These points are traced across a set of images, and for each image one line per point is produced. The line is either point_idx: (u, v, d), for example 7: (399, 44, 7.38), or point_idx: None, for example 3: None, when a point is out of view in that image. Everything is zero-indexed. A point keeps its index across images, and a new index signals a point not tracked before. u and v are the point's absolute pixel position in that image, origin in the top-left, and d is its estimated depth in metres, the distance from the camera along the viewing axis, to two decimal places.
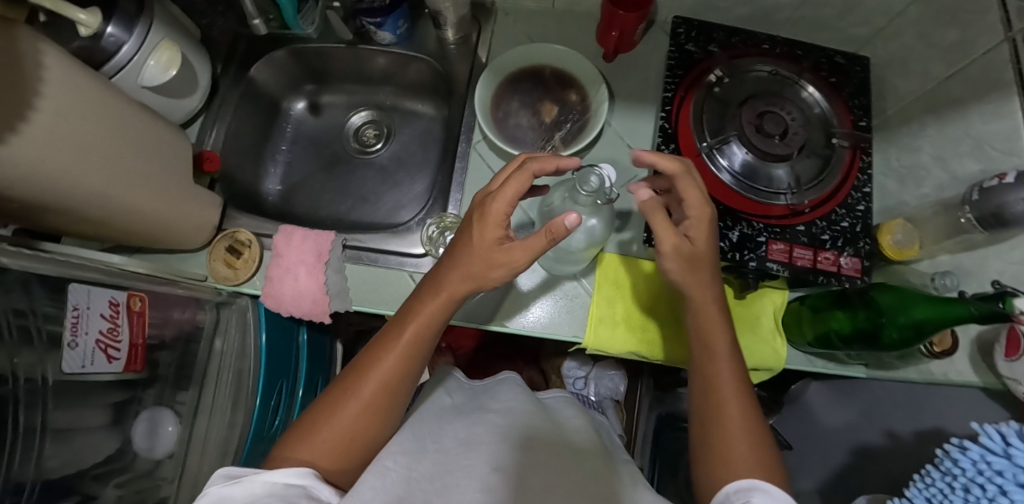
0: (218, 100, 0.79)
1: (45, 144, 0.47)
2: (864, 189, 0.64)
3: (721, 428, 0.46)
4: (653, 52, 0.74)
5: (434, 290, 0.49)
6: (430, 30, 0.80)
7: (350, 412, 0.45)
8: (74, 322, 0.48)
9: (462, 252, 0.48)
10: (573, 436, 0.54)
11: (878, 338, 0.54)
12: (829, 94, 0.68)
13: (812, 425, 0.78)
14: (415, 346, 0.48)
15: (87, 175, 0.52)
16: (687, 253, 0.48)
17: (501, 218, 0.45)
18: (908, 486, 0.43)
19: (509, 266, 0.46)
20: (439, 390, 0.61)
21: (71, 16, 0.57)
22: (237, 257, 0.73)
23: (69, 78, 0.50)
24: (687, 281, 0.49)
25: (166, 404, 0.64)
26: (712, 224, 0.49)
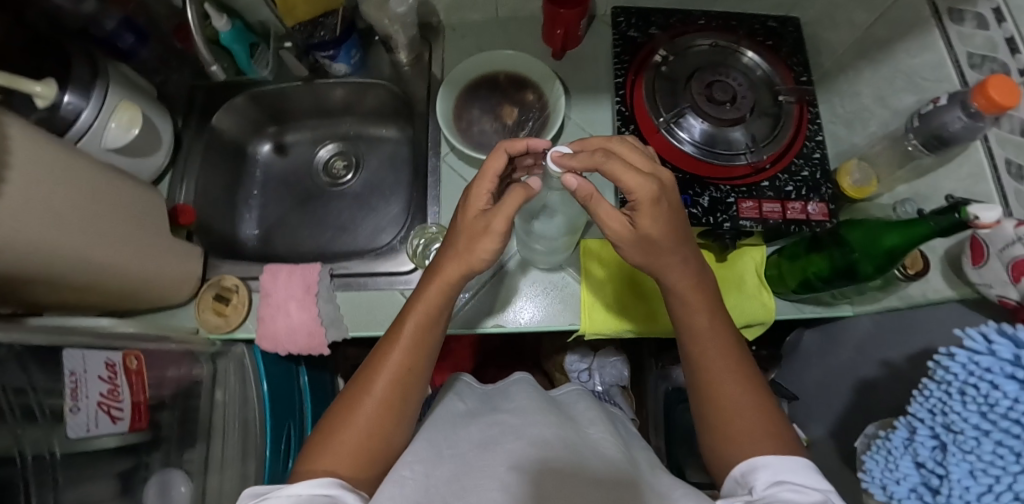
0: (184, 154, 0.79)
1: (19, 216, 0.47)
2: (817, 138, 0.68)
3: (720, 415, 0.47)
4: (598, 45, 0.78)
5: (431, 277, 0.49)
6: (382, 55, 0.82)
7: (367, 407, 0.46)
8: (73, 387, 0.48)
9: (453, 238, 0.49)
10: (587, 427, 0.54)
11: (855, 273, 0.57)
12: (770, 56, 0.72)
13: (813, 373, 0.80)
14: (419, 335, 0.48)
15: (65, 240, 0.53)
16: (638, 242, 0.46)
17: (482, 201, 0.47)
18: (910, 403, 0.44)
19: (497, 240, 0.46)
20: (450, 395, 0.60)
21: (27, 89, 0.59)
22: (226, 304, 0.72)
23: (35, 148, 0.50)
24: (653, 264, 0.48)
25: (175, 464, 0.62)
26: (660, 205, 0.44)
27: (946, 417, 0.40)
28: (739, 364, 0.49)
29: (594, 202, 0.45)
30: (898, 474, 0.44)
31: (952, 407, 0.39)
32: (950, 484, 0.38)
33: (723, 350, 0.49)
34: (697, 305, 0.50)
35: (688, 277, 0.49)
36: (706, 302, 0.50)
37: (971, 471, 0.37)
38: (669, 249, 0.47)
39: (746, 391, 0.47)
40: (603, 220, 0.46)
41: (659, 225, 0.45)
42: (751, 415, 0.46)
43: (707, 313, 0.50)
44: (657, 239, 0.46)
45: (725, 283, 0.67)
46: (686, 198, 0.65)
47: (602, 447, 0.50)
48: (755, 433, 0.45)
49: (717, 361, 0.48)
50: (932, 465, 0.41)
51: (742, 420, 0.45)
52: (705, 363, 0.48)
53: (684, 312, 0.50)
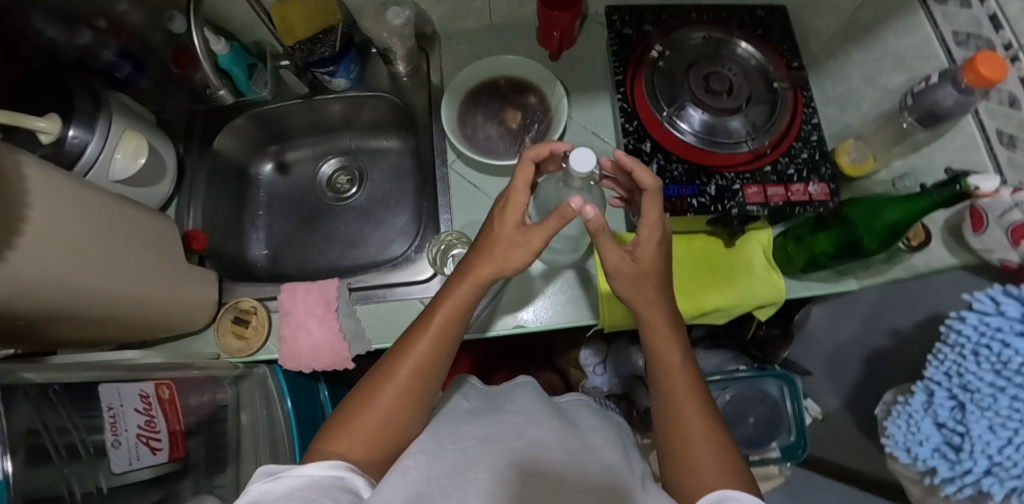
0: (188, 180, 0.78)
1: (40, 257, 0.48)
2: (813, 121, 0.69)
3: (684, 443, 0.48)
4: (592, 45, 0.79)
5: (463, 274, 0.51)
6: (380, 68, 0.83)
7: (389, 395, 0.46)
8: (112, 422, 0.49)
9: (487, 239, 0.50)
10: (591, 434, 0.52)
11: (860, 246, 0.59)
12: (761, 44, 0.73)
13: (824, 348, 0.82)
14: (445, 332, 0.49)
15: (85, 276, 0.53)
16: (630, 274, 0.52)
17: (520, 208, 0.49)
18: (926, 367, 0.47)
19: (529, 248, 0.48)
20: (456, 395, 0.58)
21: (29, 126, 0.58)
22: (245, 327, 0.72)
23: (52, 186, 0.50)
24: (635, 298, 0.53)
25: (206, 489, 0.60)
26: (660, 247, 0.52)
27: (962, 378, 0.42)
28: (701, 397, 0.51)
29: (601, 236, 0.49)
30: (920, 436, 0.46)
31: (967, 367, 0.42)
32: (972, 440, 0.40)
33: (688, 383, 0.51)
34: (666, 342, 0.53)
35: (655, 313, 0.53)
36: (675, 339, 0.54)
37: (991, 426, 0.39)
38: (653, 285, 0.53)
39: (707, 423, 0.49)
40: (604, 249, 0.51)
41: (652, 260, 0.53)
42: (713, 447, 0.47)
43: (676, 348, 0.53)
44: (650, 273, 0.53)
45: (735, 268, 0.70)
46: (693, 188, 0.67)
47: (603, 454, 0.48)
48: (716, 465, 0.46)
49: (682, 392, 0.51)
50: (952, 424, 0.43)
51: (703, 451, 0.47)
52: (671, 394, 0.51)
53: (653, 344, 0.53)
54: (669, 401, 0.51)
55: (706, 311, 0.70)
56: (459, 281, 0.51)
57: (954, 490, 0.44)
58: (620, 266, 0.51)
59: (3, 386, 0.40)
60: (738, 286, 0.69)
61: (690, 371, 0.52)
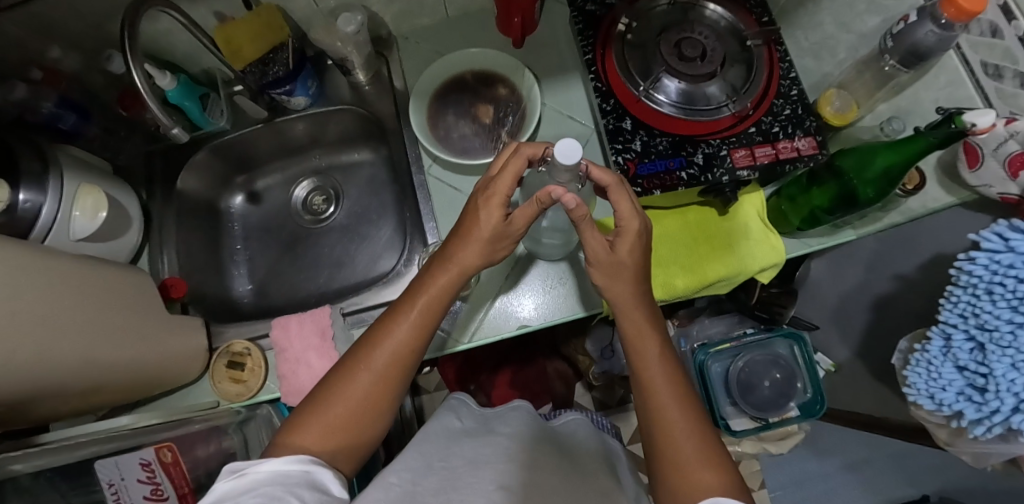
0: (157, 226, 0.75)
1: (11, 340, 0.45)
2: (791, 75, 0.67)
3: (668, 443, 0.47)
4: (555, 26, 0.76)
5: (445, 261, 0.49)
6: (339, 79, 0.79)
7: (362, 384, 0.45)
8: (114, 498, 0.49)
9: (467, 225, 0.49)
10: (583, 455, 0.54)
11: (857, 197, 0.60)
12: (729, 3, 0.70)
13: (828, 300, 0.82)
14: (423, 324, 0.48)
15: (56, 350, 0.50)
16: (604, 264, 0.52)
17: (505, 196, 0.47)
18: (940, 311, 0.46)
19: (513, 234, 0.50)
20: (448, 415, 0.58)
21: None
22: (241, 370, 0.70)
23: (16, 256, 0.48)
24: (613, 289, 0.52)
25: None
26: (639, 240, 0.51)
27: (979, 318, 0.41)
28: (683, 392, 0.49)
29: (584, 225, 0.50)
30: (942, 382, 0.45)
31: (982, 307, 0.41)
32: (996, 380, 0.40)
33: (668, 382, 0.50)
34: (643, 338, 0.52)
35: (634, 309, 0.52)
36: (655, 332, 0.52)
37: (1014, 364, 0.39)
38: (630, 278, 0.52)
39: (693, 422, 0.47)
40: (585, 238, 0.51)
41: (632, 257, 0.52)
42: (697, 442, 0.46)
43: (655, 345, 0.51)
44: (628, 266, 0.52)
45: (733, 236, 0.69)
46: (680, 160, 0.65)
47: (598, 478, 0.50)
48: (698, 457, 0.45)
49: (662, 387, 0.49)
50: (974, 366, 0.43)
51: (684, 446, 0.46)
52: (653, 388, 0.49)
53: (631, 335, 0.52)
54: (648, 396, 0.49)
55: (707, 283, 0.69)
56: (441, 270, 0.49)
57: (982, 431, 0.44)
58: (598, 253, 0.52)
59: None
60: (738, 253, 0.69)
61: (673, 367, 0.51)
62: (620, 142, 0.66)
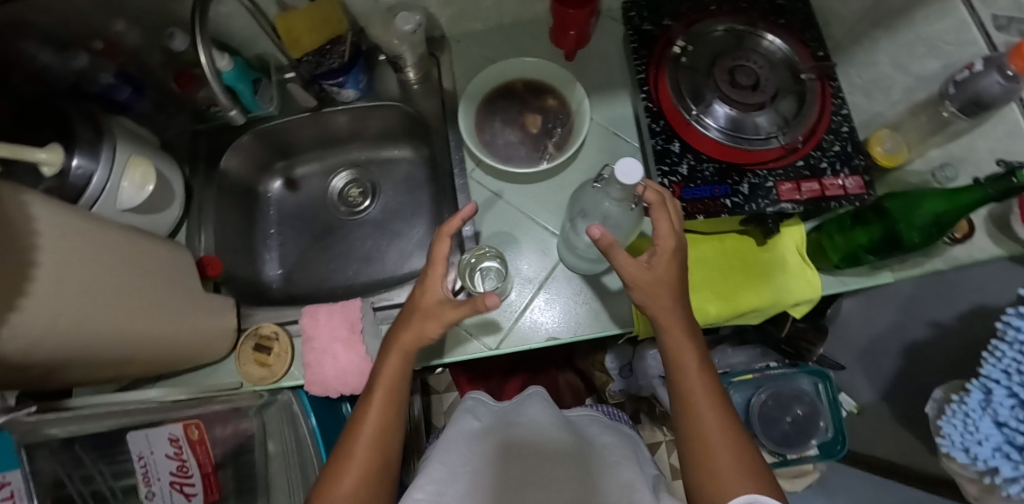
0: (197, 203, 0.76)
1: (51, 309, 0.46)
2: (843, 112, 0.67)
3: (705, 452, 0.47)
4: (608, 41, 0.77)
5: (387, 348, 0.53)
6: (388, 75, 0.79)
7: (360, 460, 0.48)
8: (144, 471, 0.48)
9: (409, 317, 0.53)
10: (605, 451, 0.51)
11: (901, 242, 0.60)
12: (786, 34, 0.70)
13: (857, 340, 0.81)
14: (391, 397, 0.51)
15: (90, 318, 0.50)
16: (645, 281, 0.53)
17: (433, 280, 0.53)
18: (981, 364, 0.45)
19: (440, 320, 0.51)
20: (463, 413, 0.56)
21: (31, 158, 0.56)
22: (267, 354, 0.70)
23: (60, 223, 0.49)
24: (652, 303, 0.53)
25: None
26: (675, 259, 0.54)
27: None
28: (721, 403, 0.50)
29: (612, 252, 0.52)
30: (979, 435, 0.44)
31: None
32: None
33: (705, 392, 0.51)
34: (682, 350, 0.52)
35: (673, 323, 0.53)
36: (693, 344, 0.53)
37: None
38: (669, 292, 0.53)
39: (729, 432, 0.48)
40: (620, 263, 0.53)
41: (668, 271, 0.54)
42: (733, 452, 0.47)
43: (694, 356, 0.52)
44: (667, 281, 0.53)
45: (768, 267, 0.69)
46: (726, 187, 0.66)
47: (619, 470, 0.47)
48: (736, 466, 0.46)
49: (700, 397, 0.50)
50: (1016, 423, 0.42)
51: (721, 456, 0.47)
52: (690, 398, 0.50)
53: (669, 346, 0.53)
54: (686, 405, 0.50)
55: (739, 312, 0.68)
56: (386, 357, 0.53)
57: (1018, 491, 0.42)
58: (638, 274, 0.52)
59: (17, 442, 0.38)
60: (773, 285, 0.68)
61: (710, 378, 0.52)
62: (667, 163, 0.67)
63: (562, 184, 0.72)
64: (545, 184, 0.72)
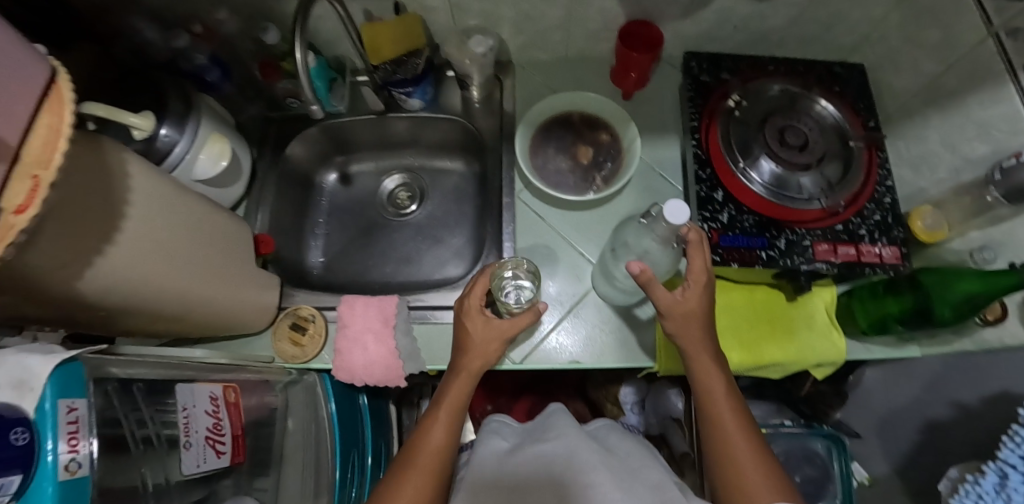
0: (259, 184, 0.81)
1: (128, 260, 0.51)
2: (887, 183, 0.70)
3: (734, 470, 0.51)
4: (665, 86, 0.81)
5: (455, 372, 0.58)
6: (453, 90, 0.84)
7: (421, 472, 0.51)
8: (185, 423, 0.51)
9: (466, 343, 0.59)
10: (627, 455, 0.54)
11: (931, 316, 0.61)
12: (839, 102, 0.74)
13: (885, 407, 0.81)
14: (455, 414, 0.55)
15: (159, 274, 0.54)
16: (680, 312, 0.56)
17: (480, 307, 0.60)
18: (1000, 447, 0.45)
19: (502, 337, 0.59)
20: (493, 435, 0.59)
21: (125, 121, 0.59)
22: (302, 333, 0.74)
23: (150, 185, 0.54)
24: (682, 332, 0.56)
25: (246, 492, 0.61)
26: (705, 292, 0.57)
27: None
28: (746, 424, 0.54)
29: (651, 284, 0.55)
30: None
31: None
32: None
33: (733, 413, 0.54)
34: (711, 375, 0.56)
35: (702, 350, 0.56)
36: (719, 371, 0.56)
37: None
38: (700, 323, 0.57)
39: (756, 451, 0.51)
40: (657, 295, 0.56)
41: (700, 301, 0.57)
42: (760, 469, 0.50)
43: (720, 380, 0.55)
44: (698, 311, 0.57)
45: (796, 323, 0.70)
46: (763, 240, 0.68)
47: (646, 473, 0.52)
48: (766, 483, 0.49)
49: (728, 419, 0.53)
50: None
51: (750, 473, 0.50)
52: (720, 421, 0.54)
53: (697, 371, 0.56)
54: (713, 426, 0.54)
55: (763, 364, 0.69)
56: (455, 377, 0.57)
57: None
58: (673, 304, 0.56)
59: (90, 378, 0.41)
60: (799, 342, 0.69)
61: (736, 401, 0.55)
62: (708, 210, 0.69)
63: (605, 213, 0.76)
64: (588, 213, 0.75)
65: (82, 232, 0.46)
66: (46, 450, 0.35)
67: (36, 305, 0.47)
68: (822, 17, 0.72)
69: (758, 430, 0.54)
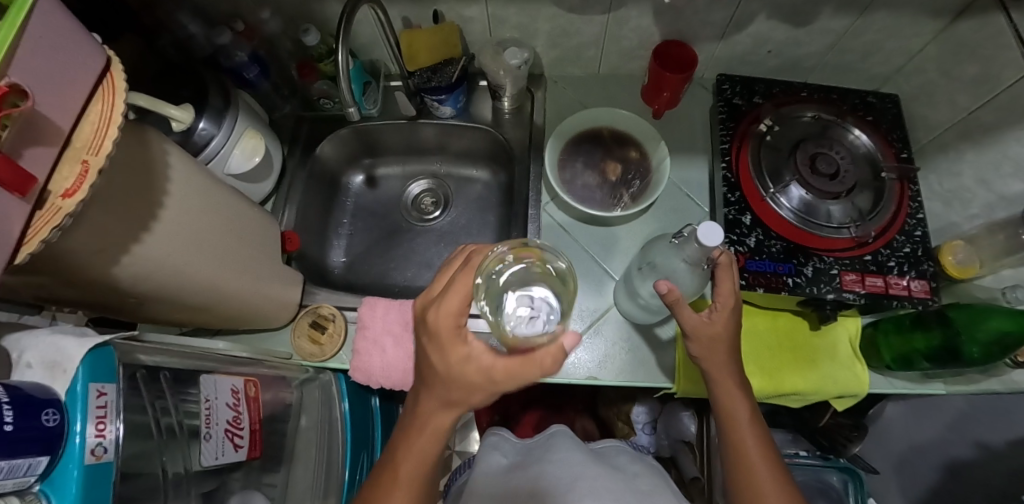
0: (288, 181, 0.83)
1: (165, 249, 0.51)
2: (918, 216, 0.69)
3: (754, 495, 0.52)
4: (696, 106, 0.81)
5: (418, 421, 0.46)
6: (485, 100, 0.86)
7: None
8: (207, 414, 0.50)
9: (433, 377, 0.43)
10: (637, 479, 0.53)
11: (960, 355, 0.60)
12: (872, 132, 0.74)
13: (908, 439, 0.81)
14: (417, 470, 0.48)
15: (193, 264, 0.55)
16: (706, 335, 0.55)
17: (454, 338, 0.40)
18: None
19: (486, 387, 0.41)
20: (492, 451, 0.60)
21: (162, 112, 0.60)
22: (321, 332, 0.74)
23: (187, 176, 0.54)
24: (707, 356, 0.56)
25: (255, 487, 0.60)
26: (732, 315, 0.56)
27: None
28: (768, 450, 0.54)
29: (678, 306, 0.54)
30: None
31: None
32: None
33: (756, 441, 0.54)
34: (734, 402, 0.55)
35: (727, 376, 0.55)
36: (744, 396, 0.56)
37: None
38: (725, 347, 0.56)
39: (776, 477, 0.53)
40: (683, 317, 0.55)
41: (727, 325, 0.56)
42: (781, 496, 0.52)
43: (745, 407, 0.55)
44: (725, 335, 0.56)
45: (819, 352, 0.69)
46: (790, 266, 0.67)
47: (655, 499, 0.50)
48: None
49: (751, 444, 0.54)
50: None
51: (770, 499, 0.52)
52: (742, 446, 0.54)
53: (721, 397, 0.56)
54: (735, 452, 0.55)
55: (784, 392, 0.68)
56: (417, 432, 0.46)
57: None
58: (700, 328, 0.55)
59: (122, 364, 0.42)
60: (822, 372, 0.68)
61: (759, 427, 0.55)
62: (736, 233, 0.69)
63: (630, 229, 0.75)
64: (614, 229, 0.75)
65: (125, 220, 0.47)
66: (74, 432, 0.35)
67: (73, 289, 0.47)
68: (857, 46, 0.73)
69: (779, 455, 0.55)
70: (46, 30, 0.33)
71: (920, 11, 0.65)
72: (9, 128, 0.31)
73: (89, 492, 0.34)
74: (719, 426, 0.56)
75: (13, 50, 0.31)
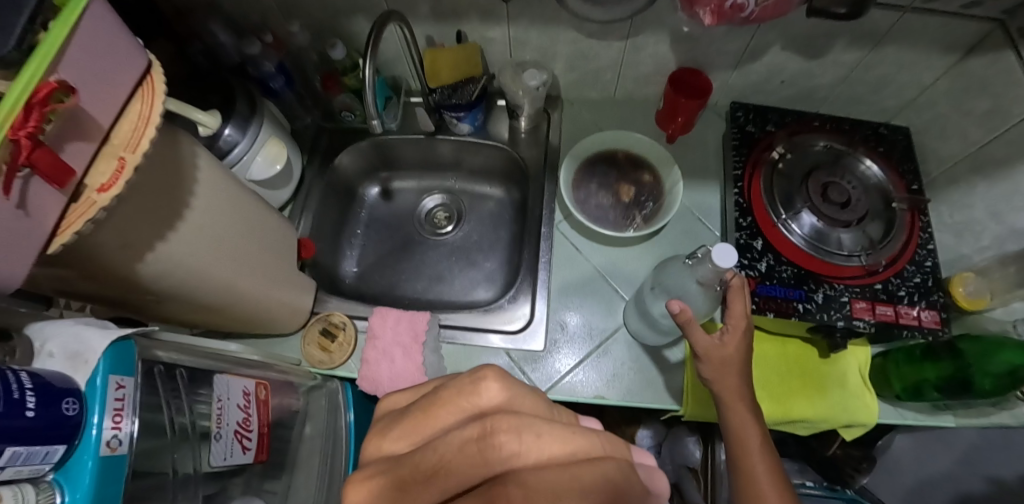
0: (305, 190, 0.84)
1: (189, 248, 0.52)
2: (929, 246, 0.70)
3: None
4: (709, 132, 0.83)
5: None
6: (502, 119, 0.88)
7: None
8: (218, 415, 0.50)
9: None
10: None
11: (971, 385, 0.60)
12: (883, 164, 0.75)
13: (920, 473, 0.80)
14: None
15: (213, 266, 0.56)
16: (717, 357, 0.55)
17: None
18: None
19: None
20: None
21: (189, 116, 0.60)
22: (331, 340, 0.75)
23: (213, 179, 0.56)
24: (718, 377, 0.55)
25: (255, 492, 0.59)
26: (744, 339, 0.56)
27: None
28: (779, 479, 0.53)
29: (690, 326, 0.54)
30: None
31: None
32: None
33: (766, 467, 0.53)
34: (745, 427, 0.54)
35: (738, 399, 0.55)
36: (756, 421, 0.55)
37: None
38: (737, 369, 0.55)
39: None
40: (695, 338, 0.55)
41: (738, 349, 0.56)
42: None
43: (757, 431, 0.54)
44: (735, 358, 0.56)
45: (829, 380, 0.69)
46: (801, 292, 0.68)
47: None
48: None
49: (761, 472, 0.53)
50: None
51: None
52: (752, 473, 0.53)
53: (731, 421, 0.55)
54: (744, 479, 0.53)
55: (792, 419, 0.67)
56: None
57: None
58: (711, 353, 0.55)
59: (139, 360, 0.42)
60: (828, 400, 0.67)
61: (770, 453, 0.54)
62: (747, 257, 0.70)
63: (642, 249, 0.76)
64: (626, 250, 0.76)
65: (151, 217, 0.47)
66: (91, 424, 0.34)
67: (94, 283, 0.48)
68: (868, 79, 0.75)
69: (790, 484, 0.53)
70: (96, 32, 0.34)
71: (931, 47, 0.67)
72: (54, 122, 0.32)
73: (101, 485, 0.34)
74: (729, 451, 0.55)
75: (65, 47, 0.32)
